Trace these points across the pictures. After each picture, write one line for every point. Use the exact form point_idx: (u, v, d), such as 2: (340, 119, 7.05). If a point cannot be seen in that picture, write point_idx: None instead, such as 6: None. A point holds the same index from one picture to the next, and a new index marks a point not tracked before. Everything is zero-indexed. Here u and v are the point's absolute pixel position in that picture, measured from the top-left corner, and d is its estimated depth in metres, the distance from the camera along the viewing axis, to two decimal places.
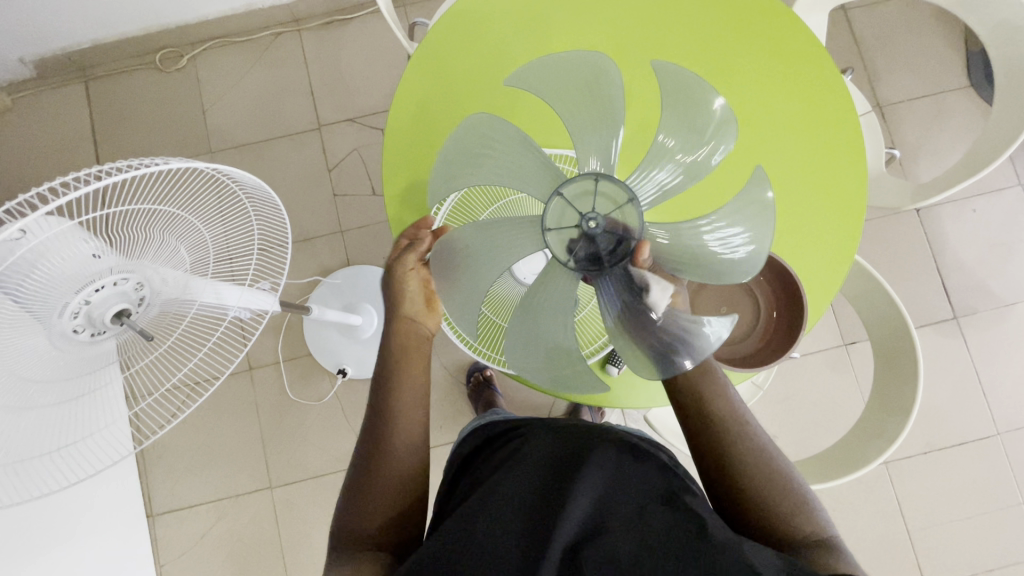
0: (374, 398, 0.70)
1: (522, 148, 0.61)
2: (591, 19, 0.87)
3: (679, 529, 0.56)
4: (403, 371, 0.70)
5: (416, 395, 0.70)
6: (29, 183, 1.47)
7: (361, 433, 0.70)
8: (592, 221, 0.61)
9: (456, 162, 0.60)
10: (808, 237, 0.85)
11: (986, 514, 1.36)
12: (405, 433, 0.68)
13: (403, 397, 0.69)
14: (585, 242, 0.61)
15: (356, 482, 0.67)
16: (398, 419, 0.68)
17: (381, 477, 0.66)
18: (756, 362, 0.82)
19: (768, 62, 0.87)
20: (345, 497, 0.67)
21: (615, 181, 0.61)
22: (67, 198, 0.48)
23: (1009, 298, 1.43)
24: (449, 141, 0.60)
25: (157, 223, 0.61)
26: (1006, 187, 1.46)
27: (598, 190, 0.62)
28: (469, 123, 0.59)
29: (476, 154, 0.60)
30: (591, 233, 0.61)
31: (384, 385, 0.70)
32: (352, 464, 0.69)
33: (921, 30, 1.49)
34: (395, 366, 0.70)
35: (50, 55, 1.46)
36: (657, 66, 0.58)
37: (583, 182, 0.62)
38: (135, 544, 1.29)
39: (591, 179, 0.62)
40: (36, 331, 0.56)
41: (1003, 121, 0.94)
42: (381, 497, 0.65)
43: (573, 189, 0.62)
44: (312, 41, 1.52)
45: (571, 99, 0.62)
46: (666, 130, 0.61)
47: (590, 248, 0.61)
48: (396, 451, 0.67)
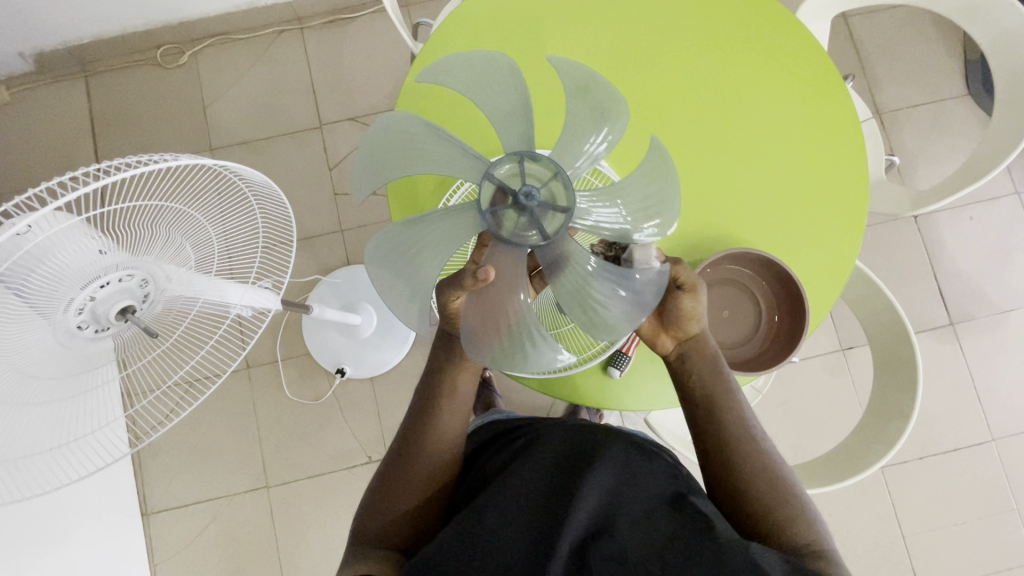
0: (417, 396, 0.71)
1: (443, 144, 0.61)
2: (596, 20, 0.87)
3: (685, 530, 0.57)
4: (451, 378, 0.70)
5: (460, 403, 0.71)
6: (27, 178, 1.46)
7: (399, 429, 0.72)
8: (525, 192, 0.55)
9: (381, 168, 0.61)
10: (810, 240, 0.86)
11: (980, 520, 1.37)
12: (441, 437, 0.70)
13: (448, 407, 0.70)
14: (523, 214, 0.55)
15: (386, 480, 0.68)
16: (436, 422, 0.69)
17: (409, 476, 0.67)
18: (757, 366, 0.82)
19: (772, 65, 0.87)
20: (371, 493, 0.69)
21: (540, 157, 0.57)
22: (74, 194, 0.47)
23: (1005, 305, 1.45)
24: (367, 144, 0.61)
25: (163, 220, 0.60)
26: (1003, 196, 1.47)
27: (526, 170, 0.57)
28: (387, 120, 0.60)
29: (397, 151, 0.60)
30: (527, 204, 0.55)
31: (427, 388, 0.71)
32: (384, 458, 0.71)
33: (920, 39, 1.50)
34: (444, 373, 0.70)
35: (49, 50, 1.45)
36: (555, 62, 0.58)
37: (511, 162, 0.57)
38: (130, 542, 1.28)
39: (517, 158, 0.57)
40: (41, 328, 0.56)
41: (1003, 128, 0.95)
42: (406, 497, 0.67)
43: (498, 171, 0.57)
44: (314, 40, 1.52)
45: (490, 101, 0.62)
46: (575, 126, 0.60)
47: (529, 219, 0.55)
48: (429, 454, 0.69)
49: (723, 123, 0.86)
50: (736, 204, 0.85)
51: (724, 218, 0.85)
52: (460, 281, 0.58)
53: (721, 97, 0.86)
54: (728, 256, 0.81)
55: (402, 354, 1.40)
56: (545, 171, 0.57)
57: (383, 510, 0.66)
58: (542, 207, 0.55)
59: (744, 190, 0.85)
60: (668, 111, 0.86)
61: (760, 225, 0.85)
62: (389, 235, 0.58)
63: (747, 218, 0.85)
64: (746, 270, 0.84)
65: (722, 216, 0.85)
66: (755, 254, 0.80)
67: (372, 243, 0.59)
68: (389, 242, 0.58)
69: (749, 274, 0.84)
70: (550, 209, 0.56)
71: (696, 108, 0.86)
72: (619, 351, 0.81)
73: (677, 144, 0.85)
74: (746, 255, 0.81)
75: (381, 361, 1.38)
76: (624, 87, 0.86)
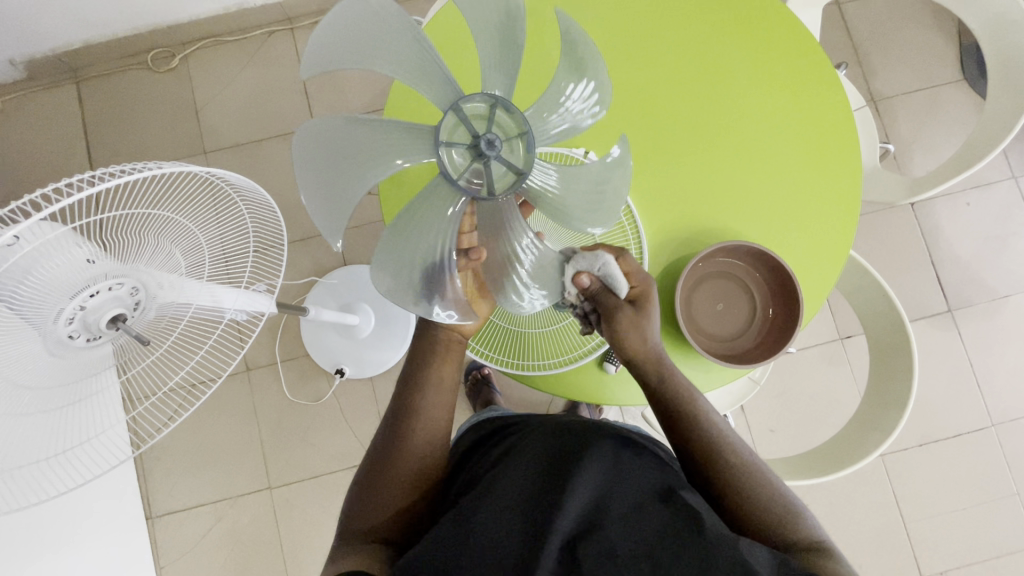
0: (399, 391, 0.71)
1: (415, 58, 0.57)
2: (584, 15, 0.87)
3: (679, 526, 0.57)
4: (434, 370, 0.71)
5: (445, 399, 0.71)
6: (24, 186, 1.47)
7: (381, 424, 0.71)
8: (480, 140, 0.54)
9: (351, 40, 0.54)
10: (803, 232, 0.85)
11: (981, 505, 1.38)
12: (426, 432, 0.69)
13: (430, 400, 0.70)
14: (484, 163, 0.55)
15: (373, 476, 0.68)
16: (419, 415, 0.69)
17: (399, 473, 0.67)
18: (752, 359, 0.82)
19: (761, 55, 0.87)
20: (356, 489, 0.69)
21: (513, 109, 0.56)
22: (62, 204, 0.47)
23: (1003, 290, 1.44)
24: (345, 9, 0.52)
25: (150, 227, 0.62)
26: (1000, 180, 1.46)
27: (494, 117, 0.56)
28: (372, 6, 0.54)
29: (368, 43, 0.55)
30: (483, 155, 0.54)
31: (408, 384, 0.71)
32: (368, 454, 0.70)
33: (913, 24, 1.49)
34: (424, 365, 0.71)
35: (40, 57, 1.45)
36: (560, 17, 0.57)
37: (475, 106, 0.56)
38: (134, 547, 1.29)
39: (488, 99, 0.56)
40: (31, 338, 0.56)
41: (998, 113, 0.94)
42: (393, 497, 0.67)
43: (471, 108, 0.56)
44: (305, 40, 1.51)
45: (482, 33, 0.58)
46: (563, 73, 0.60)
47: (481, 168, 0.55)
48: (417, 448, 0.68)
49: (712, 115, 0.86)
50: (727, 199, 0.85)
51: (717, 214, 0.85)
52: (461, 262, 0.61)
53: (711, 91, 0.86)
54: (721, 250, 0.81)
55: (400, 353, 1.39)
56: (514, 125, 0.56)
57: (373, 505, 0.66)
58: (501, 155, 0.55)
59: (734, 184, 0.85)
60: (660, 106, 0.85)
61: (754, 218, 0.85)
62: (332, 121, 0.55)
63: (741, 215, 0.85)
64: (740, 262, 0.84)
65: (716, 213, 0.85)
66: (748, 246, 0.80)
67: (318, 121, 0.55)
68: (326, 124, 0.55)
69: (742, 267, 0.84)
70: (503, 162, 0.56)
71: (687, 101, 0.86)
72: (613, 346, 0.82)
73: (669, 140, 0.85)
74: (739, 248, 0.81)
75: (381, 361, 1.38)
76: (615, 84, 0.86)
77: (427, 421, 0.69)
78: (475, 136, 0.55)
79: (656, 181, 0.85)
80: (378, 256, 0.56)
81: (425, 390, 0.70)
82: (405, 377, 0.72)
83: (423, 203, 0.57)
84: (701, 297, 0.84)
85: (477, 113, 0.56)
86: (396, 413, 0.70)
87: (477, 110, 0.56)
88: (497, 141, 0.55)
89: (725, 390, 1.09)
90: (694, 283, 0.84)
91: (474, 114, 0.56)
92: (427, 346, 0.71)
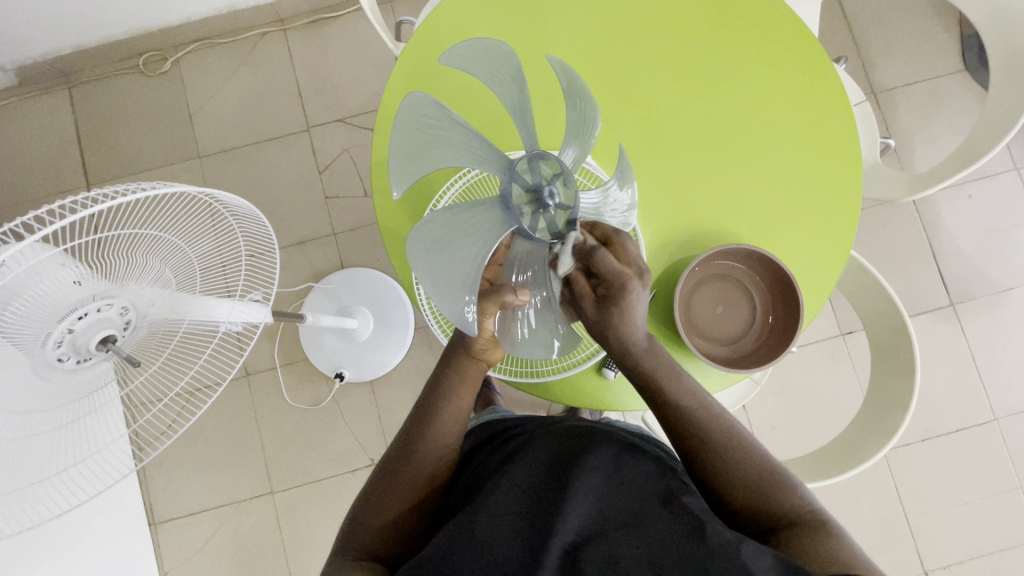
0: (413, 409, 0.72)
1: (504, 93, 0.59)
2: (580, 15, 0.85)
3: (679, 531, 0.56)
4: (455, 393, 0.71)
5: (457, 420, 0.71)
6: (20, 194, 1.46)
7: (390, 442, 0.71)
8: (542, 195, 0.56)
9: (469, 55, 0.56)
10: (803, 231, 0.84)
11: (983, 499, 1.37)
12: (431, 452, 0.69)
13: (442, 422, 0.70)
14: (536, 215, 0.56)
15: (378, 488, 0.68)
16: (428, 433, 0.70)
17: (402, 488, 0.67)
18: (751, 363, 0.81)
19: (760, 51, 0.86)
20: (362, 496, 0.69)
21: (574, 183, 0.56)
22: (47, 230, 0.46)
23: (1006, 283, 1.43)
24: (481, 43, 0.55)
25: (138, 249, 0.60)
26: (1002, 172, 1.45)
27: (557, 179, 0.57)
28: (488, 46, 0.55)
29: (477, 62, 0.56)
30: (543, 207, 0.56)
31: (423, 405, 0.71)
32: (374, 470, 0.70)
33: (914, 14, 1.47)
34: (448, 385, 0.71)
35: (32, 63, 1.43)
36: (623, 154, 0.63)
37: (551, 164, 0.57)
38: (137, 553, 1.30)
39: (561, 165, 0.57)
40: (21, 362, 0.56)
41: (999, 107, 0.93)
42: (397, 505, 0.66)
43: (539, 166, 0.57)
44: (298, 41, 1.50)
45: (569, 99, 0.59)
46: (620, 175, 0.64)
47: (540, 220, 0.56)
48: (422, 466, 0.68)
49: (710, 114, 0.84)
50: (725, 200, 0.84)
51: (717, 215, 0.84)
52: (506, 297, 0.59)
53: (708, 89, 0.85)
54: (719, 253, 0.80)
55: (399, 356, 1.38)
56: (570, 193, 0.57)
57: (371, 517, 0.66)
58: (554, 216, 0.57)
59: (734, 185, 0.84)
60: (658, 106, 0.84)
61: (753, 218, 0.84)
62: (417, 103, 0.53)
63: (740, 215, 0.84)
64: (739, 264, 0.83)
65: (716, 213, 0.84)
66: (747, 248, 0.79)
67: (425, 99, 0.54)
68: (432, 110, 0.54)
69: (742, 269, 0.83)
70: (559, 212, 0.57)
71: (686, 101, 0.84)
72: None
73: (666, 140, 0.84)
74: (738, 250, 0.80)
75: (379, 364, 1.38)
76: (613, 89, 0.84)
77: (436, 439, 0.70)
78: (538, 188, 0.56)
79: (654, 183, 0.84)
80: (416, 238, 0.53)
81: (442, 412, 0.70)
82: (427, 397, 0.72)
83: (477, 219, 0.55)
84: (701, 300, 0.83)
85: (544, 172, 0.57)
86: (409, 430, 0.71)
87: (544, 168, 0.57)
88: (557, 203, 0.57)
89: (726, 390, 1.09)
90: (693, 286, 0.83)
91: (544, 172, 0.57)
92: (449, 368, 0.71)
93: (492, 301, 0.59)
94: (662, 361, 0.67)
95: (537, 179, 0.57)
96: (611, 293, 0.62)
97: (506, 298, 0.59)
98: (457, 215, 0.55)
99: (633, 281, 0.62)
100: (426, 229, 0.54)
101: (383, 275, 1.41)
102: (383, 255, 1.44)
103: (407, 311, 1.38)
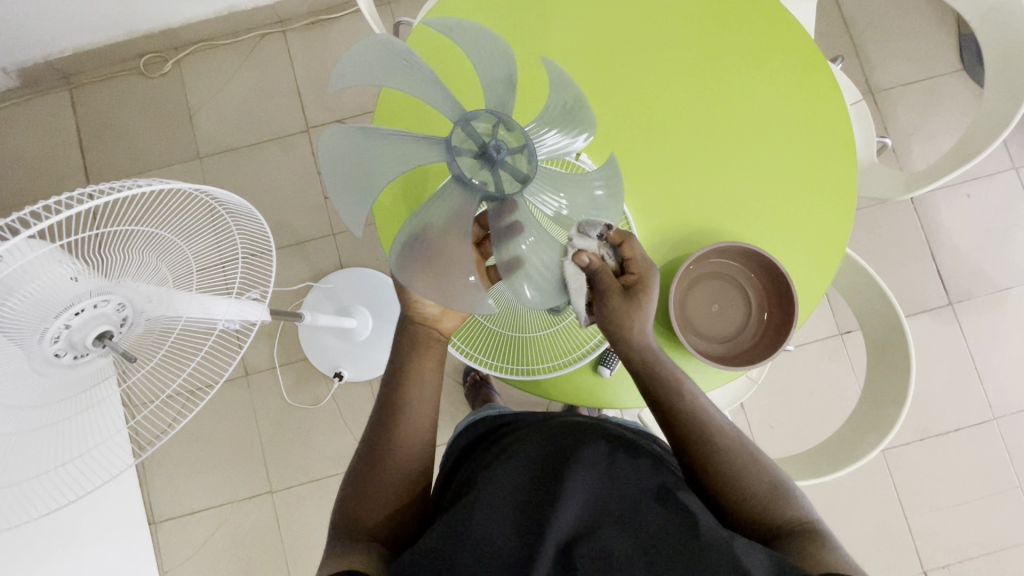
0: (382, 389, 0.71)
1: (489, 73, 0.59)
2: (576, 14, 0.86)
3: (671, 526, 0.56)
4: (418, 367, 0.70)
5: (427, 396, 0.71)
6: (21, 194, 1.47)
7: (367, 427, 0.71)
8: (487, 152, 0.57)
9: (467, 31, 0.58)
10: (798, 230, 0.85)
11: (982, 499, 1.37)
12: (410, 434, 0.69)
13: (414, 399, 0.70)
14: (478, 170, 0.58)
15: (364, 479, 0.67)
16: (403, 415, 0.69)
17: (386, 478, 0.67)
18: (746, 361, 0.81)
19: (755, 49, 0.86)
20: (349, 486, 0.69)
21: (527, 156, 0.57)
22: (44, 224, 0.46)
23: (1005, 282, 1.43)
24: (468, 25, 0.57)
25: (135, 245, 0.61)
26: (1001, 172, 1.45)
27: (512, 147, 0.57)
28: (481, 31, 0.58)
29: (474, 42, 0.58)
30: (489, 163, 0.57)
31: (393, 383, 0.71)
32: (355, 456, 0.70)
33: (912, 14, 1.47)
34: (410, 361, 0.70)
35: (33, 64, 1.44)
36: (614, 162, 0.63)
37: (516, 134, 0.57)
38: (137, 552, 1.30)
39: (524, 139, 0.57)
40: (18, 357, 0.56)
41: (995, 106, 0.93)
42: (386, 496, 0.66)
43: (500, 129, 0.57)
44: (298, 42, 1.50)
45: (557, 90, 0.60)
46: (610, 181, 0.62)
47: (480, 176, 0.58)
48: (404, 450, 0.68)
49: (704, 113, 0.85)
50: (720, 198, 0.84)
51: (712, 213, 0.84)
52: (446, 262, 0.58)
53: (704, 87, 0.85)
54: (715, 250, 0.81)
55: None
56: (520, 165, 0.57)
57: (363, 505, 0.66)
58: (510, 166, 0.57)
59: (729, 183, 0.84)
60: (652, 104, 0.85)
61: (747, 218, 0.84)
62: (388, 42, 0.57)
63: (736, 212, 0.84)
64: (736, 263, 0.83)
65: (711, 212, 0.84)
66: (742, 246, 0.79)
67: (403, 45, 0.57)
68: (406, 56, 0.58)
69: (738, 267, 0.84)
70: (501, 174, 0.57)
71: (681, 99, 0.85)
72: (607, 350, 0.82)
73: (661, 138, 0.84)
74: (733, 248, 0.81)
75: (378, 364, 1.38)
76: (608, 88, 0.85)
77: (411, 418, 0.69)
78: (484, 146, 0.57)
79: (647, 181, 0.84)
80: (330, 145, 0.58)
81: (409, 389, 0.70)
82: (390, 379, 0.71)
83: (408, 157, 0.58)
84: (696, 297, 0.83)
85: (503, 136, 0.57)
86: (382, 412, 0.70)
87: (506, 132, 0.57)
88: (507, 154, 0.57)
89: (723, 389, 1.09)
90: (688, 284, 0.83)
91: (503, 137, 0.57)
92: (406, 343, 0.71)
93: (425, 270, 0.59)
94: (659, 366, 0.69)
95: (489, 139, 0.57)
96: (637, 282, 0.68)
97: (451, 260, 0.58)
98: (380, 138, 0.58)
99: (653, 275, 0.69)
100: (348, 149, 0.58)
101: (382, 275, 1.41)
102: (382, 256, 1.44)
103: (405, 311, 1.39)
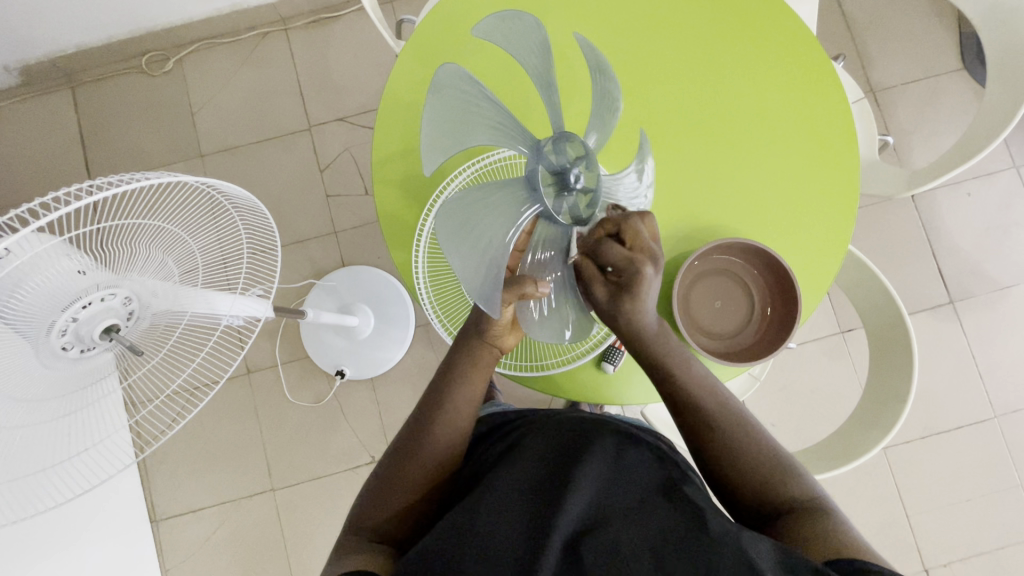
0: (424, 401, 0.71)
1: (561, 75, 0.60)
2: (580, 11, 0.86)
3: (679, 520, 0.56)
4: (467, 383, 0.70)
5: (468, 409, 0.71)
6: (22, 192, 1.47)
7: (398, 433, 0.71)
8: (567, 179, 0.57)
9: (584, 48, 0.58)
10: (801, 225, 0.85)
11: (984, 497, 1.37)
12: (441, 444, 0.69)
13: (455, 413, 0.70)
14: (559, 198, 0.57)
15: (383, 483, 0.68)
16: (437, 426, 0.69)
17: (406, 481, 0.67)
18: (749, 356, 0.82)
19: (758, 43, 0.86)
20: (371, 485, 0.69)
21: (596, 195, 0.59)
22: (51, 218, 0.46)
23: (1005, 281, 1.43)
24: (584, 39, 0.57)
25: (141, 238, 0.61)
26: (1001, 170, 1.45)
27: (588, 181, 0.58)
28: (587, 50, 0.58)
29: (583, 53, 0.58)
30: (566, 191, 0.57)
31: (435, 395, 0.71)
32: (379, 463, 0.70)
33: (912, 13, 1.48)
34: (458, 376, 0.70)
35: (35, 62, 1.44)
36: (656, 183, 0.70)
37: (592, 172, 0.58)
38: (138, 550, 1.30)
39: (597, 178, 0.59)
40: (25, 350, 0.56)
41: (996, 103, 0.93)
42: (402, 497, 0.67)
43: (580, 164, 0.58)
44: (300, 41, 1.51)
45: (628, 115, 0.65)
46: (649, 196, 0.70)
47: (558, 202, 0.57)
48: (432, 458, 0.68)
49: (706, 108, 0.85)
50: (723, 193, 0.84)
51: (716, 206, 0.84)
52: (525, 289, 0.59)
53: (706, 82, 0.85)
54: (718, 246, 0.81)
55: (400, 353, 1.39)
56: (587, 200, 0.59)
57: (378, 507, 0.67)
58: (576, 200, 0.58)
59: (732, 178, 0.84)
60: (655, 99, 0.85)
61: (751, 213, 0.84)
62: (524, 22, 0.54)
63: (740, 206, 0.84)
64: (739, 259, 0.84)
65: (715, 205, 0.84)
66: (746, 242, 0.80)
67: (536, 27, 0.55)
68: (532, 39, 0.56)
69: (741, 263, 0.84)
70: (574, 205, 0.58)
71: (684, 94, 0.85)
72: (613, 346, 0.81)
73: (664, 134, 0.84)
74: (737, 244, 0.81)
75: (380, 362, 1.38)
76: None
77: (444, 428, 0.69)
78: (564, 172, 0.57)
79: None
80: (444, 75, 0.49)
81: (453, 405, 0.70)
82: (433, 391, 0.71)
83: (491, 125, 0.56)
84: (700, 293, 0.83)
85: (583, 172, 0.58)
86: (418, 423, 0.70)
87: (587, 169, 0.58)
88: (581, 187, 0.58)
89: (726, 386, 1.09)
90: (692, 280, 0.83)
91: (583, 171, 0.58)
92: (459, 358, 0.71)
93: (511, 292, 0.60)
94: (671, 349, 0.66)
95: (569, 168, 0.57)
96: (623, 280, 0.60)
97: (526, 290, 0.59)
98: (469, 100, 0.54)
99: (645, 266, 0.59)
100: (452, 91, 0.51)
101: (384, 273, 1.41)
102: (384, 254, 1.44)
103: (408, 309, 1.39)
